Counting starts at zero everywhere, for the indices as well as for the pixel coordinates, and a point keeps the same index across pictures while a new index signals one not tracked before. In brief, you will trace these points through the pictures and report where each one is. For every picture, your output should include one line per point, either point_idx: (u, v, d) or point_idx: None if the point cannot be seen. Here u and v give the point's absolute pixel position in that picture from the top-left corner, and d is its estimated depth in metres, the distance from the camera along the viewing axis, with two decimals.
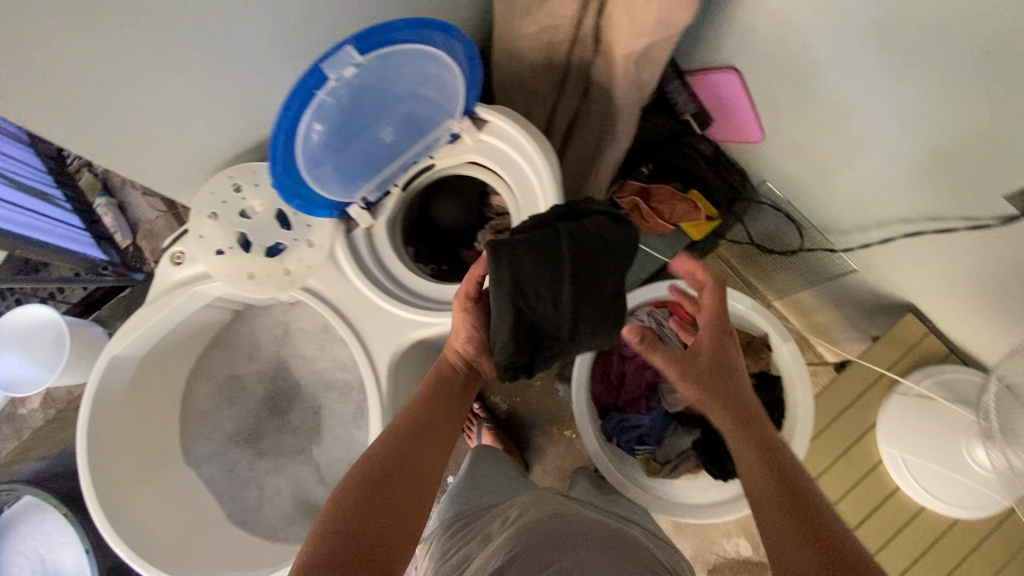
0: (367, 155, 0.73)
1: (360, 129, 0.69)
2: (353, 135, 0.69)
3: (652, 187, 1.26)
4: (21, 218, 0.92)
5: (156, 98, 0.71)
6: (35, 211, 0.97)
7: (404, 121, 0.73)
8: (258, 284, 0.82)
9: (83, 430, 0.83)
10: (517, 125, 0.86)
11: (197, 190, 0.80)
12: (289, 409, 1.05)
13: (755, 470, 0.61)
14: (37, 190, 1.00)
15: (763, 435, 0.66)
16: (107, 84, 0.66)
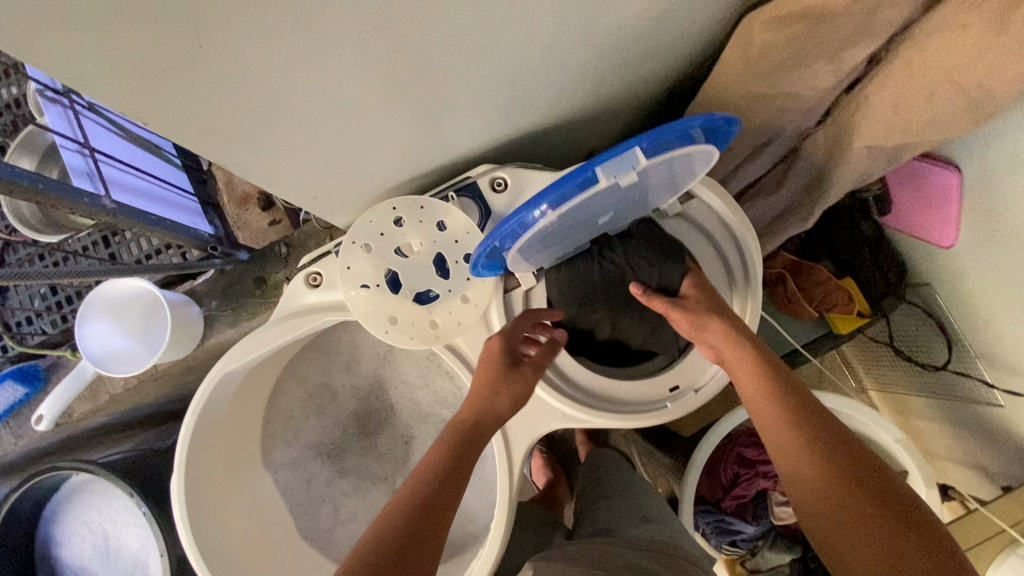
0: (570, 237, 0.63)
1: (586, 220, 0.58)
2: (575, 224, 0.58)
3: (806, 265, 1.13)
4: (139, 185, 0.82)
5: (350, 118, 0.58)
6: (151, 173, 0.87)
7: (625, 210, 0.62)
8: (399, 331, 0.72)
9: (182, 441, 0.75)
10: (728, 208, 0.72)
11: (355, 216, 0.68)
12: (378, 432, 0.98)
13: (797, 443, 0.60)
14: (151, 145, 0.90)
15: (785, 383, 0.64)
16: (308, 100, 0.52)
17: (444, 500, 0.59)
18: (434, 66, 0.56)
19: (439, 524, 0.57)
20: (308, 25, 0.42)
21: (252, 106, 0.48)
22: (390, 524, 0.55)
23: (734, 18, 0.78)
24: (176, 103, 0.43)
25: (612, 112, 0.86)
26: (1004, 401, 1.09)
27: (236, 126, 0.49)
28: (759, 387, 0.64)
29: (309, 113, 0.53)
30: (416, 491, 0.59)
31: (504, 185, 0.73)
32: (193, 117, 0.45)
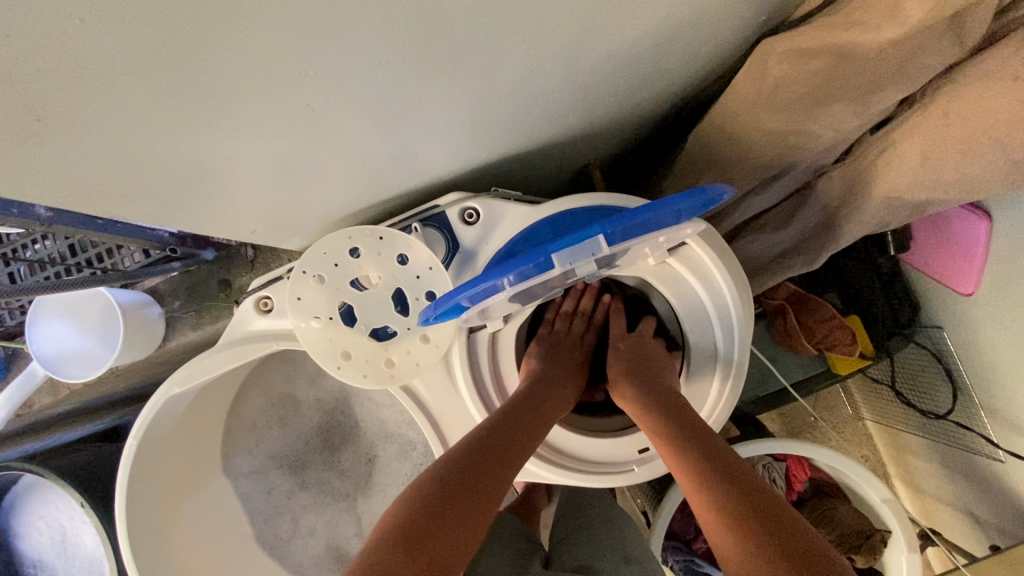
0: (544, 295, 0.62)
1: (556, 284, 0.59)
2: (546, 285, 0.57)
3: (809, 298, 1.05)
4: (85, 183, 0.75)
5: (293, 148, 0.51)
6: None
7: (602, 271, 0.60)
8: (352, 368, 0.67)
9: (127, 455, 0.73)
10: (720, 260, 0.64)
11: (309, 245, 0.63)
12: (342, 447, 0.95)
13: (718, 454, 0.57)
14: None
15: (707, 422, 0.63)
16: (239, 131, 0.45)
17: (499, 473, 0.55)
18: (391, 99, 0.50)
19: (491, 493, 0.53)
20: (222, 64, 0.37)
21: (165, 138, 0.42)
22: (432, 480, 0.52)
23: (748, 40, 0.69)
24: (69, 140, 0.38)
25: (604, 131, 0.79)
26: (1005, 460, 1.02)
27: (150, 156, 0.44)
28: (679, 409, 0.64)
29: (240, 143, 0.47)
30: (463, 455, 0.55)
31: (475, 217, 0.66)
32: (91, 153, 0.40)
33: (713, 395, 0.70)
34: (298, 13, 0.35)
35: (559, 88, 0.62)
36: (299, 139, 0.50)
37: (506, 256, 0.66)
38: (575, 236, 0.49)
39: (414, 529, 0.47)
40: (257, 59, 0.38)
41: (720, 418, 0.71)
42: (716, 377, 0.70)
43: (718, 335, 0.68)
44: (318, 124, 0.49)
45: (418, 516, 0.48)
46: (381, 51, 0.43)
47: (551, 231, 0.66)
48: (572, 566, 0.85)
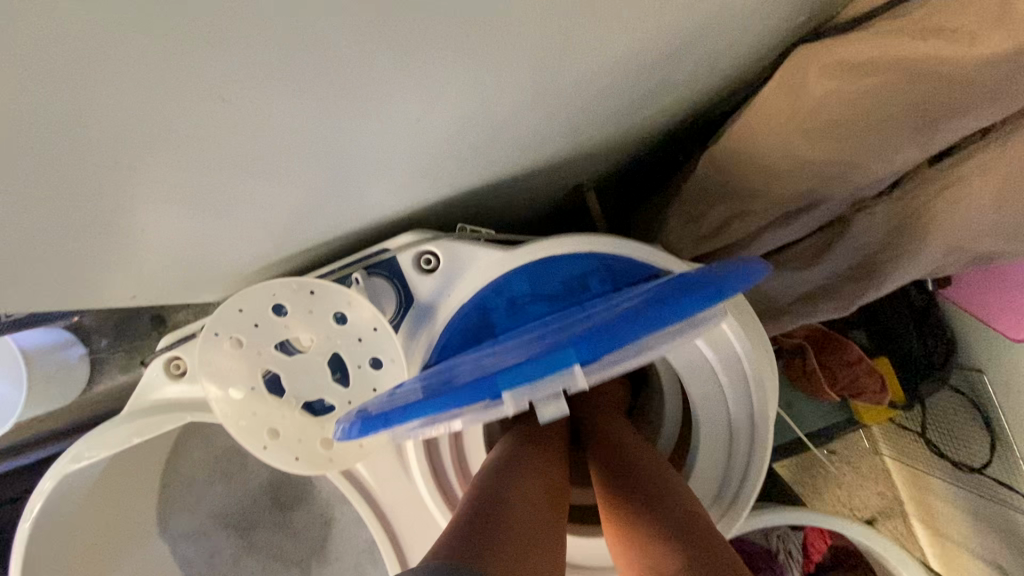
0: None
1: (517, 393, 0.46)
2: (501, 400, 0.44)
3: (833, 338, 0.93)
4: None
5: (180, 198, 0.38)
6: None
7: None
8: (280, 449, 0.54)
9: (23, 534, 0.61)
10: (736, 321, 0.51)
11: (223, 301, 0.50)
12: (294, 507, 0.83)
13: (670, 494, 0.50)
14: None
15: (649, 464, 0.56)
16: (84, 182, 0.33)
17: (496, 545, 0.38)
18: (308, 137, 0.37)
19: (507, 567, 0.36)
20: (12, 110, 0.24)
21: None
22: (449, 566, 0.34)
23: (778, 47, 0.56)
24: None
25: (599, 152, 0.65)
26: None
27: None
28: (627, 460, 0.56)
29: (98, 204, 0.34)
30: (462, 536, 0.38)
31: (434, 263, 0.54)
32: None
33: (730, 477, 0.57)
34: (124, 40, 0.23)
35: (540, 109, 0.48)
36: (186, 190, 0.37)
37: (474, 310, 0.54)
38: (531, 371, 0.36)
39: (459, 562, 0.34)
40: (65, 99, 0.25)
41: (739, 508, 0.56)
42: (732, 456, 0.57)
43: (731, 405, 0.57)
44: (207, 169, 0.36)
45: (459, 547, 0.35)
46: (277, 82, 0.30)
47: (530, 283, 0.54)
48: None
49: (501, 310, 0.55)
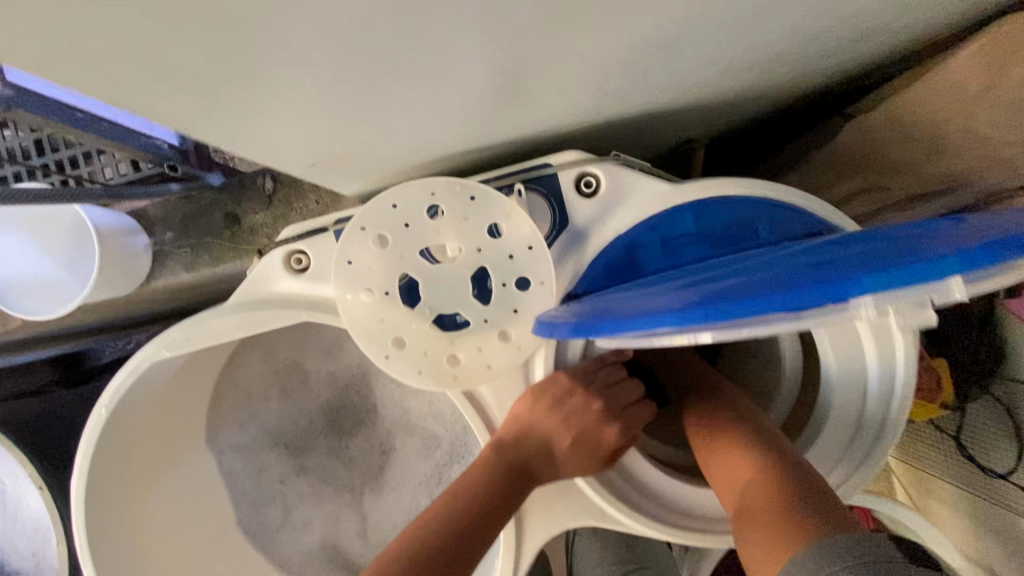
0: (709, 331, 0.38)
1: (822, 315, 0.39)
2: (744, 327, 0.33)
3: None
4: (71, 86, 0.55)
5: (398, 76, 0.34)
6: None
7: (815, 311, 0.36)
8: (404, 362, 0.51)
9: (96, 421, 0.57)
10: None
11: (378, 194, 0.47)
12: (352, 432, 0.80)
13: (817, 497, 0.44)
14: None
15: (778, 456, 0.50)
16: (327, 36, 0.28)
17: (462, 539, 0.46)
18: (560, 29, 0.33)
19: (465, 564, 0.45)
20: None
21: (219, 20, 0.25)
22: (406, 561, 0.43)
23: (971, 22, 0.53)
24: None
25: (744, 102, 0.62)
26: None
27: (194, 40, 0.26)
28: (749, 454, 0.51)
29: (340, 48, 0.30)
30: (443, 530, 0.46)
31: (595, 187, 0.50)
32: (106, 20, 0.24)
33: (849, 459, 0.56)
34: None
35: (753, 49, 0.45)
36: (410, 65, 0.33)
37: (623, 247, 0.51)
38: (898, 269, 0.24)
39: None
40: None
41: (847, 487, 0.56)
42: (855, 439, 0.56)
43: (870, 390, 0.54)
44: (446, 45, 0.32)
45: None
46: None
47: (692, 223, 0.50)
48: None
49: (652, 247, 0.51)
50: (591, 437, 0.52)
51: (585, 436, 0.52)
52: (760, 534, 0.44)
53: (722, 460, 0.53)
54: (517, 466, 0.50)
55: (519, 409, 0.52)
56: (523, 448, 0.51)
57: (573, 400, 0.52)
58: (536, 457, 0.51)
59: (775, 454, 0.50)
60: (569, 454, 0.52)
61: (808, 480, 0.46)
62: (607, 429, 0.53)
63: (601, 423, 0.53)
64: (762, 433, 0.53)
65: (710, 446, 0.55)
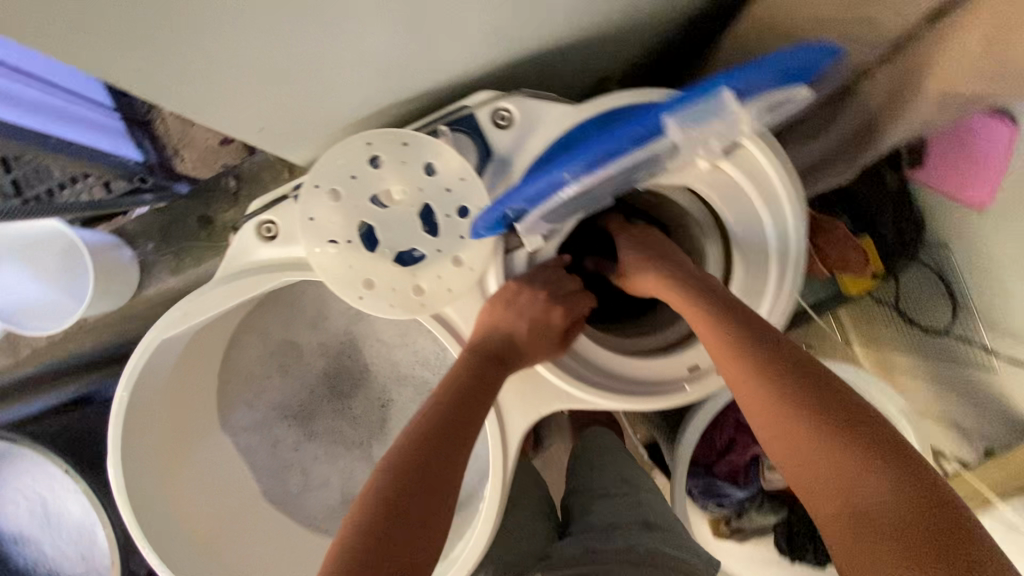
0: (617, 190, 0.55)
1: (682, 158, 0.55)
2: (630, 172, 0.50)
3: (818, 221, 1.04)
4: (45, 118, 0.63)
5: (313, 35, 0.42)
6: (68, 122, 0.67)
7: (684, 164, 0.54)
8: (377, 298, 0.60)
9: (119, 405, 0.65)
10: (776, 159, 0.60)
11: (323, 154, 0.54)
12: (351, 394, 0.88)
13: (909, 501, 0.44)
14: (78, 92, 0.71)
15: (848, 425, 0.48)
16: None
17: (461, 423, 0.55)
18: None
19: (466, 441, 0.55)
20: None
21: None
22: (412, 455, 0.52)
23: None
24: None
25: (633, 30, 0.71)
26: (999, 370, 1.06)
27: None
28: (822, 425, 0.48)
29: (261, 11, 0.38)
30: (439, 415, 0.55)
31: (509, 119, 0.59)
32: None
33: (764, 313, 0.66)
34: None
35: None
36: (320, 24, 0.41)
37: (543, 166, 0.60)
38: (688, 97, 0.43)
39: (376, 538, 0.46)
40: None
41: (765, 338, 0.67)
42: (769, 297, 0.66)
43: (772, 250, 0.64)
44: None
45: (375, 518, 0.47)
46: None
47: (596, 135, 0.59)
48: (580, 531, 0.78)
49: None
50: (547, 326, 0.62)
51: (540, 322, 0.62)
52: (860, 542, 0.44)
53: (801, 435, 0.49)
54: (493, 357, 0.60)
55: (485, 315, 0.61)
56: (490, 343, 0.60)
57: (521, 297, 0.61)
58: (506, 351, 0.60)
59: (869, 435, 0.48)
60: (536, 340, 0.62)
61: (918, 473, 0.45)
62: (559, 314, 0.63)
63: (547, 308, 0.62)
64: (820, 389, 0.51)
65: (763, 397, 0.52)
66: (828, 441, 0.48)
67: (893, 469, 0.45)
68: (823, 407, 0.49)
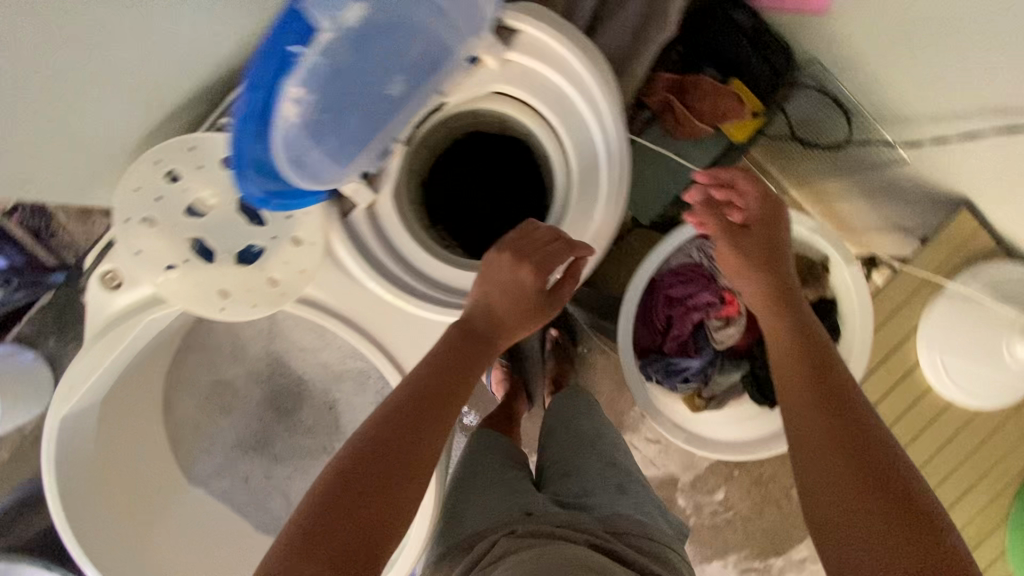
0: (363, 123, 0.58)
1: (416, 75, 0.58)
2: (343, 94, 0.55)
3: (684, 82, 1.04)
4: None
5: None
6: None
7: (411, 76, 0.58)
8: (237, 304, 0.61)
9: (52, 488, 0.68)
10: (554, 31, 0.61)
11: (118, 186, 0.56)
12: (298, 407, 0.90)
13: (890, 503, 0.48)
14: None
15: (854, 431, 0.54)
16: None
17: (422, 432, 0.53)
18: None
19: (415, 484, 0.51)
20: None
21: None
22: (379, 427, 0.52)
23: None
24: None
25: None
26: (908, 157, 1.06)
27: None
28: (837, 423, 0.54)
29: None
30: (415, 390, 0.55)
31: None
32: None
33: (604, 187, 0.64)
34: None
35: None
36: None
37: None
38: None
39: (333, 511, 0.47)
40: None
41: (615, 212, 0.64)
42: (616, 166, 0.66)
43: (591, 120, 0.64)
44: None
45: (334, 494, 0.48)
46: None
47: None
48: (555, 503, 0.76)
49: None
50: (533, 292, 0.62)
51: (527, 287, 0.61)
52: (835, 517, 0.49)
53: (818, 423, 0.55)
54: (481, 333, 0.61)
55: (479, 288, 0.62)
56: (474, 321, 0.61)
57: (502, 258, 0.62)
58: (493, 333, 0.60)
59: (883, 449, 0.52)
60: (517, 299, 0.61)
61: (910, 491, 0.49)
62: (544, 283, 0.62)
63: (516, 266, 0.61)
64: (846, 397, 0.57)
65: (800, 393, 0.59)
66: (848, 434, 0.53)
67: (889, 485, 0.49)
68: (842, 415, 0.55)
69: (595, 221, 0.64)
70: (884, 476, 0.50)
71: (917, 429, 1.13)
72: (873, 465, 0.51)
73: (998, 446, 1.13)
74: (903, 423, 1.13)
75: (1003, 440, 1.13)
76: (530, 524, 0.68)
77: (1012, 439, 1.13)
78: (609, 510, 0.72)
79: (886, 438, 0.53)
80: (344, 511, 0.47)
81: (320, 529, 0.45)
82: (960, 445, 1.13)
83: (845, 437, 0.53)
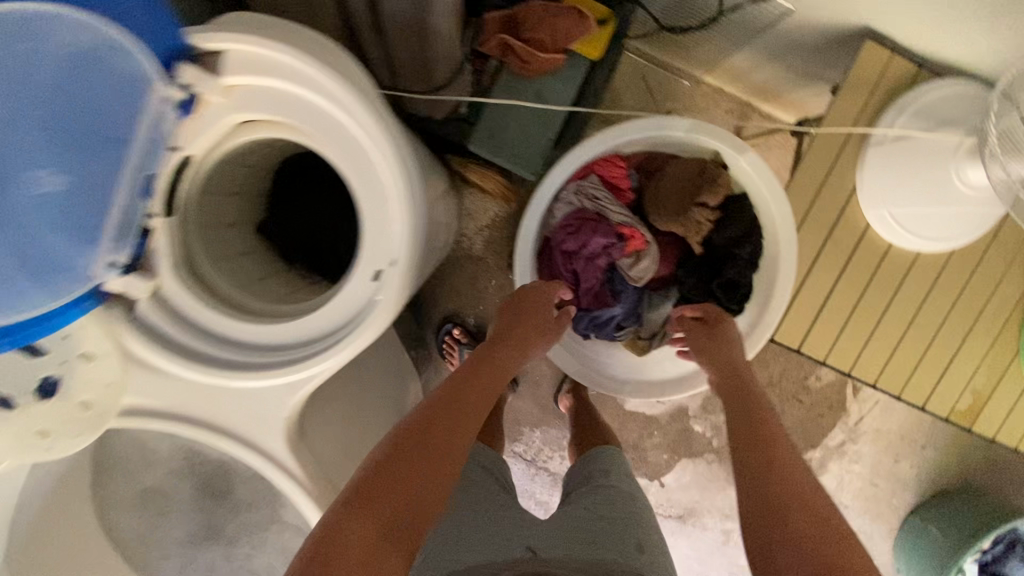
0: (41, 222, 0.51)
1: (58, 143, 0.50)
2: None
3: (516, 15, 0.92)
4: None
5: None
6: None
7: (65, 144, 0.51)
8: (60, 440, 0.57)
9: None
10: (255, 38, 0.52)
11: None
12: (230, 487, 0.87)
13: (816, 540, 0.58)
14: None
15: (794, 478, 0.64)
16: None
17: (456, 432, 0.66)
18: None
19: (440, 472, 0.62)
20: None
21: None
22: (420, 418, 0.66)
23: None
24: None
25: None
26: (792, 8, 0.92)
27: None
28: (778, 470, 0.65)
29: None
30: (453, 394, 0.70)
31: None
32: None
33: (387, 187, 0.56)
34: None
35: None
36: None
37: None
38: None
39: (381, 472, 0.60)
40: None
41: (408, 209, 0.56)
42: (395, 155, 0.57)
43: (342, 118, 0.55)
44: None
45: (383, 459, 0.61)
46: None
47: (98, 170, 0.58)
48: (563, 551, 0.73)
49: None
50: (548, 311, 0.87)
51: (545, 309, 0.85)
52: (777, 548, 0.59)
53: (765, 471, 0.66)
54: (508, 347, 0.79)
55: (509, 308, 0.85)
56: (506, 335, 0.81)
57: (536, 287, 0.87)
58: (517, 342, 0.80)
59: (813, 494, 0.63)
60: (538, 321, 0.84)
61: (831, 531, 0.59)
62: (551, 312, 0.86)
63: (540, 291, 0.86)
64: (787, 449, 0.68)
65: (750, 449, 0.69)
66: (792, 482, 0.64)
67: (816, 528, 0.59)
68: (785, 465, 0.66)
69: (393, 225, 0.56)
70: (815, 518, 0.60)
71: (892, 291, 1.03)
72: (808, 507, 0.61)
73: (986, 280, 1.02)
74: (876, 289, 1.02)
75: (990, 271, 1.02)
76: (538, 565, 0.68)
77: (1000, 267, 1.02)
78: (623, 564, 0.71)
79: (820, 491, 0.63)
80: (388, 472, 0.60)
81: (369, 486, 0.58)
82: (943, 292, 1.03)
83: (787, 480, 0.64)
